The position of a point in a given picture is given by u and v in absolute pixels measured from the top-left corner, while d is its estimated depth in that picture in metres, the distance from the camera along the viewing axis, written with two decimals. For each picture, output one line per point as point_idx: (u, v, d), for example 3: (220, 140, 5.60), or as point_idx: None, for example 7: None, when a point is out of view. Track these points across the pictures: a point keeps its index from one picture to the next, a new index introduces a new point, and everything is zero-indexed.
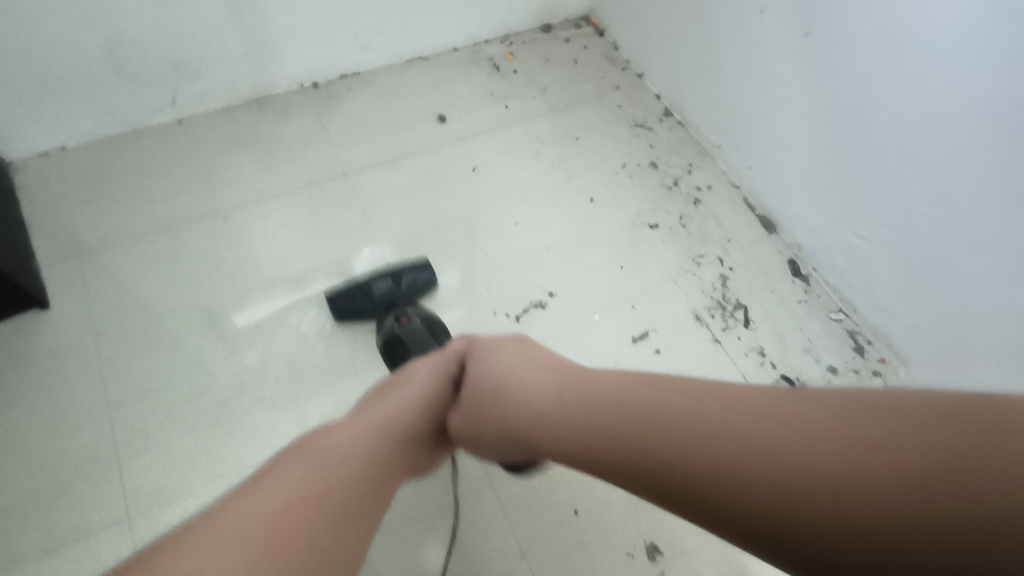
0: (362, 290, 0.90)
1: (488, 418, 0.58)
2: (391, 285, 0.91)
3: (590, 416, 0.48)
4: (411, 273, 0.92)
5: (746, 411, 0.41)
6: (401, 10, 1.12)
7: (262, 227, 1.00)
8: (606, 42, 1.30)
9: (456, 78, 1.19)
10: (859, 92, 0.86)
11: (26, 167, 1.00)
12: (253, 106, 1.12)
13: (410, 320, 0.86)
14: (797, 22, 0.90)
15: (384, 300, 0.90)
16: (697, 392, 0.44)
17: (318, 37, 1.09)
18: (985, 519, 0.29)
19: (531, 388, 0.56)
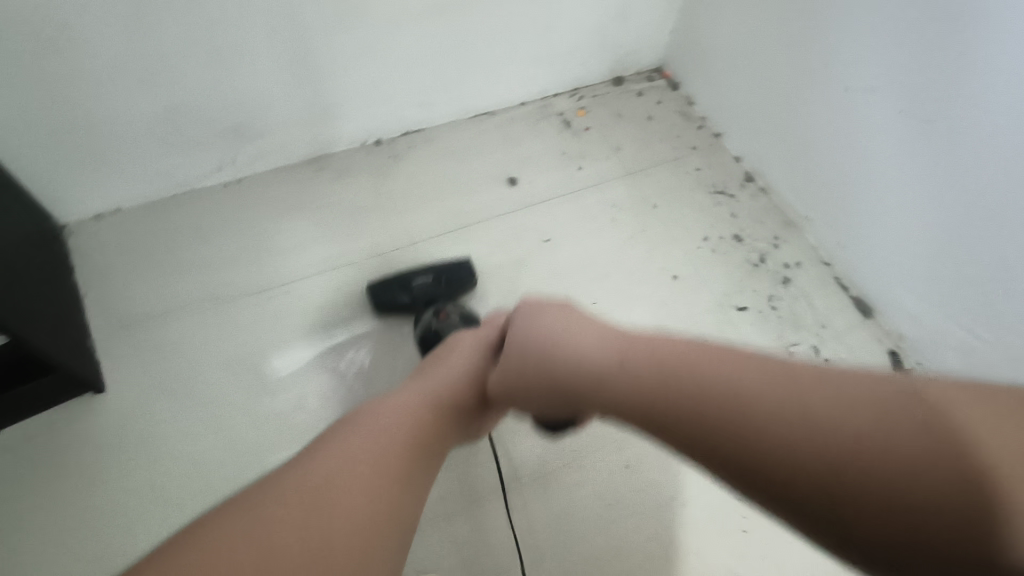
0: (401, 284, 0.91)
1: (518, 376, 0.55)
2: (431, 281, 0.91)
3: (632, 376, 0.45)
4: (451, 272, 0.93)
5: (797, 387, 0.38)
6: (469, 67, 1.06)
7: (326, 302, 0.94)
8: (679, 97, 1.23)
9: (525, 136, 1.14)
10: (978, 183, 0.76)
11: (79, 231, 0.96)
12: (314, 163, 1.07)
13: (448, 315, 0.86)
14: (904, 103, 0.82)
15: (422, 294, 0.90)
16: (736, 358, 0.41)
17: (384, 95, 1.03)
18: (961, 534, 0.29)
19: (563, 352, 0.51)
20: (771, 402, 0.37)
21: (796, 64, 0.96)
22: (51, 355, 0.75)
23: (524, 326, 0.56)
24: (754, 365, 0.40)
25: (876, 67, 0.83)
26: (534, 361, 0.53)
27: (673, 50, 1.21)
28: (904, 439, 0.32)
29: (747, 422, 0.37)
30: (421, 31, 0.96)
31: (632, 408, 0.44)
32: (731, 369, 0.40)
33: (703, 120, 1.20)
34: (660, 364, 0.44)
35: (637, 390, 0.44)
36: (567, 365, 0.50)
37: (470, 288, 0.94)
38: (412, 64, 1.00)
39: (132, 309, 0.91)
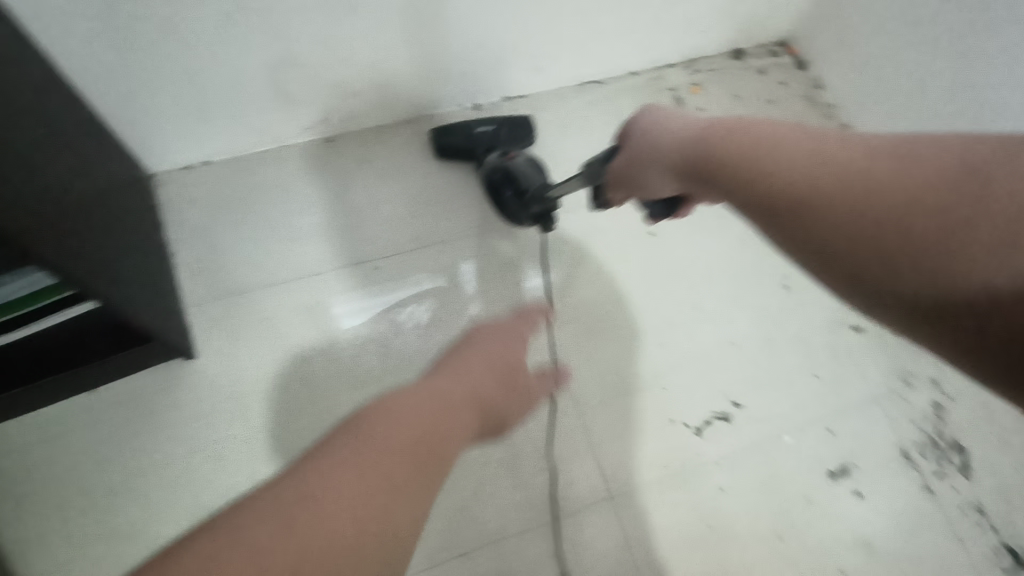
0: (466, 130, 0.95)
1: (641, 166, 0.60)
2: (491, 130, 0.95)
3: (722, 158, 0.51)
4: (512, 124, 0.96)
5: (854, 157, 0.43)
6: (584, 31, 0.96)
7: (416, 287, 0.90)
8: (806, 78, 1.11)
9: (634, 112, 1.05)
10: None
11: (168, 181, 0.93)
12: (406, 126, 1.00)
13: (514, 154, 0.89)
14: None
15: (483, 140, 0.95)
16: (811, 143, 0.46)
17: (491, 57, 0.95)
18: (905, 271, 0.39)
19: (680, 156, 0.55)
20: (819, 167, 0.44)
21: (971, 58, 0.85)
22: (151, 327, 0.73)
23: (647, 135, 0.59)
24: (817, 146, 0.45)
25: None
26: (660, 159, 0.57)
27: (806, 23, 1.08)
28: (923, 202, 0.39)
29: (804, 192, 0.44)
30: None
31: (728, 173, 0.50)
32: (788, 158, 0.46)
33: (830, 109, 1.09)
34: (750, 147, 0.49)
35: (729, 161, 0.50)
36: (683, 168, 0.55)
37: (527, 146, 0.98)
38: (526, 25, 0.91)
39: (223, 273, 0.89)
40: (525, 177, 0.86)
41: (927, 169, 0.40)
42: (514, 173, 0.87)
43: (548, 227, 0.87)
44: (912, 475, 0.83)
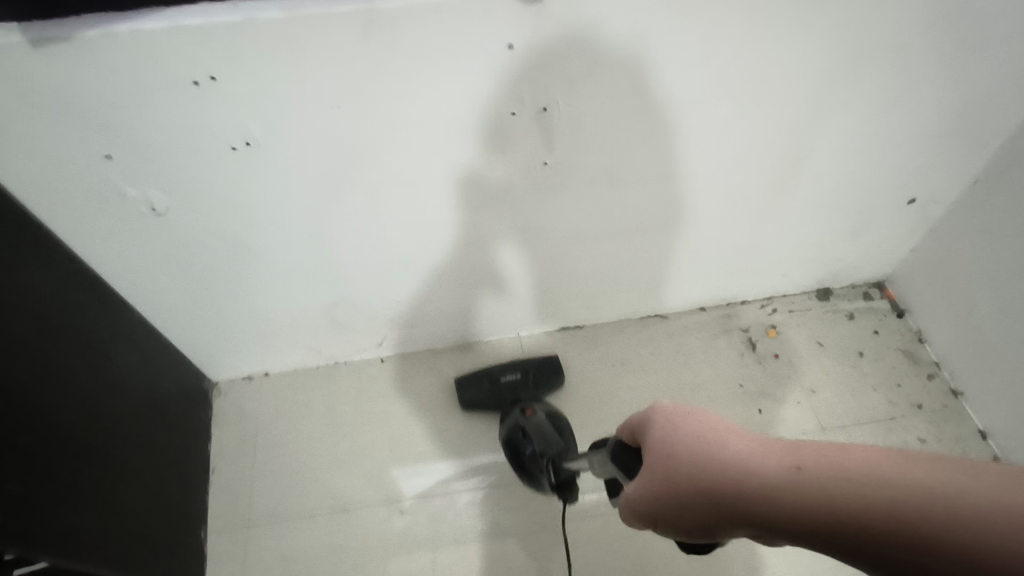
0: (490, 379, 0.91)
1: (677, 491, 0.45)
2: (518, 378, 0.91)
3: (773, 482, 0.41)
4: (540, 369, 0.92)
5: (873, 455, 0.39)
6: (646, 276, 0.93)
7: (488, 469, 0.91)
8: (906, 328, 0.99)
9: (699, 355, 0.98)
10: None
11: (228, 392, 0.98)
12: (460, 350, 1.01)
13: (535, 413, 0.82)
14: None
15: (510, 391, 0.90)
16: (908, 471, 0.38)
17: (548, 296, 0.94)
18: None
19: (732, 480, 0.42)
20: (847, 473, 0.39)
21: None
22: None
23: (668, 445, 0.46)
24: (829, 454, 0.41)
25: None
26: (709, 483, 0.43)
27: (905, 269, 0.98)
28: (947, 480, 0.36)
29: (860, 504, 0.38)
30: (600, 245, 0.85)
31: (791, 503, 0.40)
32: (822, 469, 0.40)
33: (936, 368, 0.94)
34: (804, 465, 0.40)
35: (776, 483, 0.41)
36: (735, 490, 0.42)
37: (555, 388, 0.93)
38: (584, 272, 0.90)
39: (252, 499, 0.89)
40: (541, 438, 0.78)
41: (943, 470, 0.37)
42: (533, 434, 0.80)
43: (569, 496, 0.74)
44: None
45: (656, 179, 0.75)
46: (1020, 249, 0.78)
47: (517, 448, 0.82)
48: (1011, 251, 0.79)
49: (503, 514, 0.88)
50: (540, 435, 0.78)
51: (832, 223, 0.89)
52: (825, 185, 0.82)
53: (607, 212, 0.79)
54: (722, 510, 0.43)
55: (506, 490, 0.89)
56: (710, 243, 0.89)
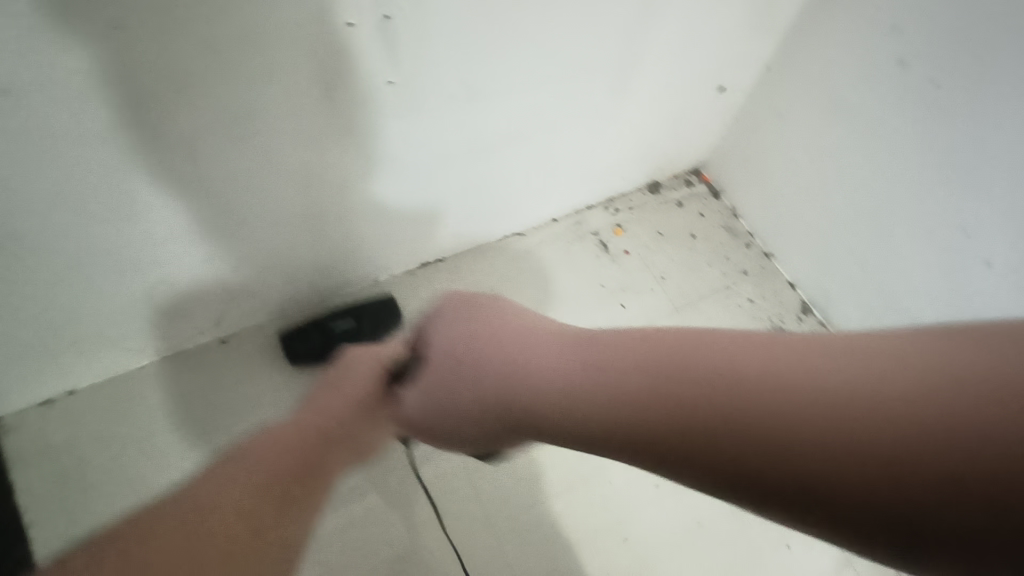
0: (320, 329, 0.85)
1: (461, 379, 0.45)
2: (352, 323, 0.86)
3: (598, 363, 0.36)
4: (374, 311, 0.88)
5: (749, 339, 0.32)
6: (499, 194, 0.90)
7: None
8: (723, 207, 1.10)
9: (559, 265, 0.99)
10: None
11: (19, 426, 0.77)
12: (314, 310, 0.90)
13: None
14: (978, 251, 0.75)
15: (343, 339, 0.85)
16: (753, 343, 0.31)
17: (403, 234, 0.87)
18: None
19: (549, 366, 0.39)
20: (707, 360, 0.31)
21: (884, 209, 0.84)
22: None
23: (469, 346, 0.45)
24: (700, 342, 0.33)
25: (1002, 245, 0.72)
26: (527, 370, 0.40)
27: (716, 154, 1.08)
28: (840, 361, 0.27)
29: (719, 405, 0.29)
30: (453, 170, 0.80)
31: (639, 401, 0.33)
32: (666, 360, 0.33)
33: (750, 237, 1.08)
34: (634, 351, 0.35)
35: (598, 362, 0.37)
36: (557, 385, 0.38)
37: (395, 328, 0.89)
38: (438, 201, 0.84)
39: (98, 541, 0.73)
40: None
41: (844, 347, 0.28)
42: None
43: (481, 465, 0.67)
44: None
45: (503, 89, 0.72)
46: (811, 122, 0.89)
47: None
48: (803, 124, 0.91)
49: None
50: None
51: (660, 118, 0.94)
52: (655, 80, 0.85)
53: (459, 130, 0.74)
54: (552, 414, 0.38)
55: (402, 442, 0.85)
56: (557, 151, 0.88)
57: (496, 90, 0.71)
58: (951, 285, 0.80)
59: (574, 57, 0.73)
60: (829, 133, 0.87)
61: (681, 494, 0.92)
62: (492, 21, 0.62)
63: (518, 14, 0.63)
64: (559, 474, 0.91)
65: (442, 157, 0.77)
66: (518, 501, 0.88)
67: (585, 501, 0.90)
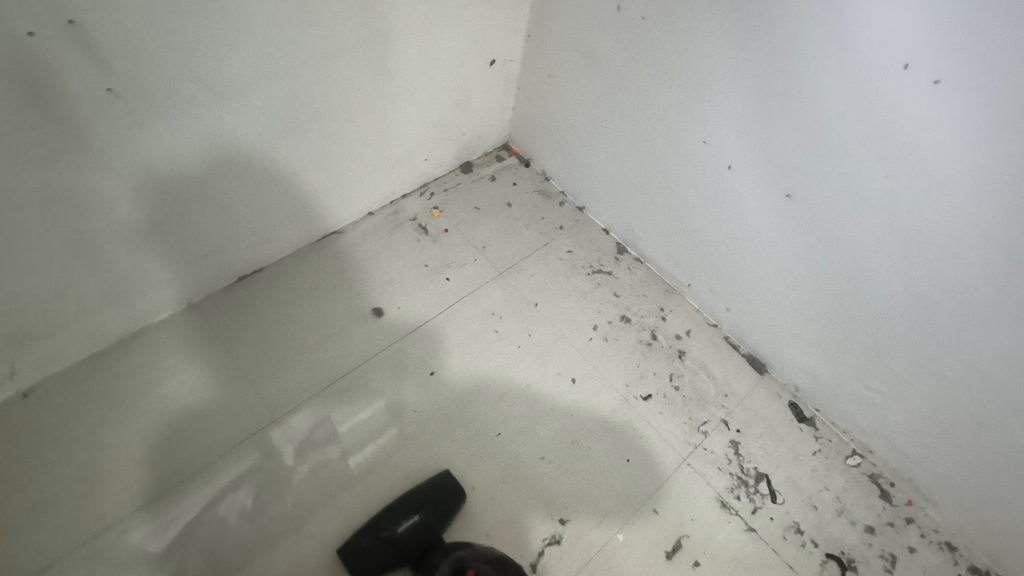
0: (388, 541, 0.76)
1: None
2: (416, 522, 0.77)
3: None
4: (436, 496, 0.80)
5: None
6: (297, 195, 0.93)
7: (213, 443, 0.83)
8: (534, 173, 1.18)
9: (381, 254, 1.02)
10: (845, 230, 0.77)
11: None
12: (126, 348, 0.88)
13: (476, 567, 0.70)
14: (720, 155, 0.85)
15: (414, 540, 0.76)
16: None
17: (204, 248, 0.87)
18: None
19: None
20: None
21: (650, 139, 0.93)
22: None
23: None
24: None
25: (736, 143, 0.82)
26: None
27: (517, 127, 1.16)
28: None
29: None
30: (236, 174, 0.82)
31: None
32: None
33: (563, 196, 1.15)
34: None
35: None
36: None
37: (462, 508, 0.81)
38: (231, 209, 0.85)
39: None
40: None
41: None
42: None
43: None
44: (734, 522, 0.85)
45: (254, 84, 0.74)
46: (574, 78, 0.98)
47: None
48: (571, 81, 0.99)
49: (255, 476, 0.81)
50: None
51: (443, 98, 0.99)
52: (423, 65, 0.91)
53: (222, 133, 0.76)
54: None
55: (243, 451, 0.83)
56: (344, 144, 0.92)
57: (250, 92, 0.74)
58: (712, 192, 0.90)
59: (317, 46, 0.75)
60: (590, 83, 0.96)
61: (535, 444, 0.89)
62: (213, 20, 0.64)
63: (252, 15, 0.66)
64: None
65: (211, 162, 0.78)
66: (350, 484, 0.82)
67: None
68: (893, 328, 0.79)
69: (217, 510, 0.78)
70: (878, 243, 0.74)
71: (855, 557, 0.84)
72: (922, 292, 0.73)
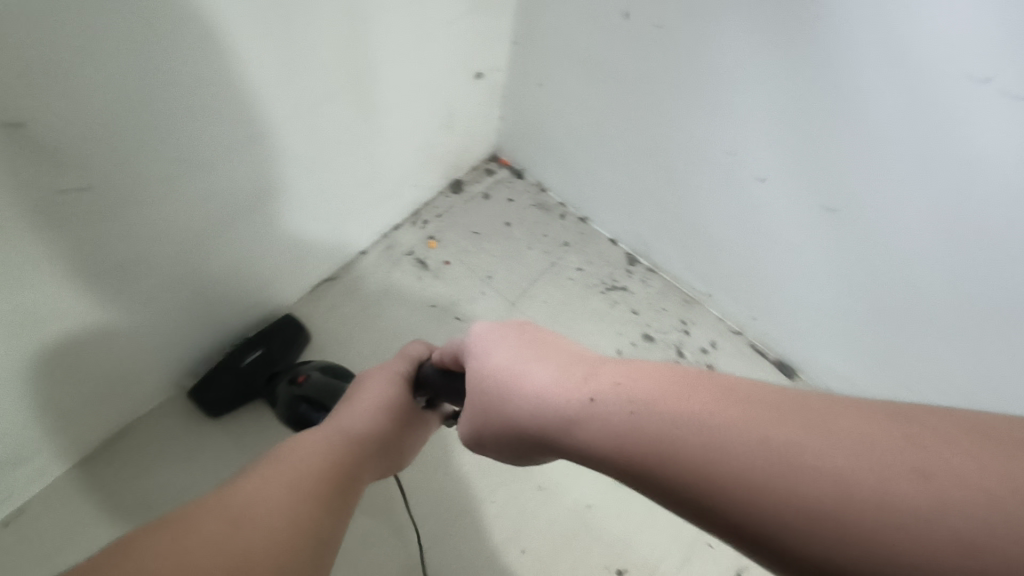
0: (231, 369, 0.80)
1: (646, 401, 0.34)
2: (263, 352, 0.82)
3: (610, 426, 0.35)
4: (277, 330, 0.85)
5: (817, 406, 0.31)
6: (280, 252, 0.82)
7: None
8: (529, 185, 1.09)
9: (381, 299, 0.93)
10: (886, 244, 0.72)
11: None
12: (122, 451, 0.80)
13: (309, 376, 0.78)
14: (743, 165, 0.79)
15: (259, 369, 0.82)
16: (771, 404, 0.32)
17: (189, 329, 0.77)
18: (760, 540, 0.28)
19: (374, 415, 0.56)
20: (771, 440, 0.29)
21: (663, 148, 0.86)
22: None
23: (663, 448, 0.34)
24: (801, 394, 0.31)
25: (762, 155, 0.76)
26: (482, 377, 0.44)
27: (506, 137, 1.06)
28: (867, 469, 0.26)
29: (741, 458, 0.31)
30: (218, 247, 0.71)
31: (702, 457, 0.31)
32: (637, 381, 0.36)
33: (563, 207, 1.08)
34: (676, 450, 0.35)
35: (589, 416, 0.36)
36: (382, 418, 0.56)
37: (305, 340, 0.87)
38: (214, 284, 0.75)
39: None
40: (330, 395, 0.75)
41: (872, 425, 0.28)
42: (316, 395, 0.76)
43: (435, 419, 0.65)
44: None
45: (217, 151, 0.61)
46: (570, 85, 0.89)
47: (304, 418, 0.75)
48: (567, 90, 0.90)
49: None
50: (328, 393, 0.75)
51: (426, 121, 0.89)
52: (405, 88, 0.80)
53: (189, 214, 0.64)
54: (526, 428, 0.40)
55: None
56: (328, 191, 0.81)
57: (214, 163, 0.62)
58: (734, 203, 0.84)
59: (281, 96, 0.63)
60: (590, 90, 0.87)
61: None
62: (179, 90, 0.52)
63: (218, 77, 0.55)
64: (444, 504, 0.87)
65: (182, 245, 0.67)
66: None
67: (478, 526, 0.86)
68: (938, 337, 0.75)
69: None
70: (930, 257, 0.69)
71: None
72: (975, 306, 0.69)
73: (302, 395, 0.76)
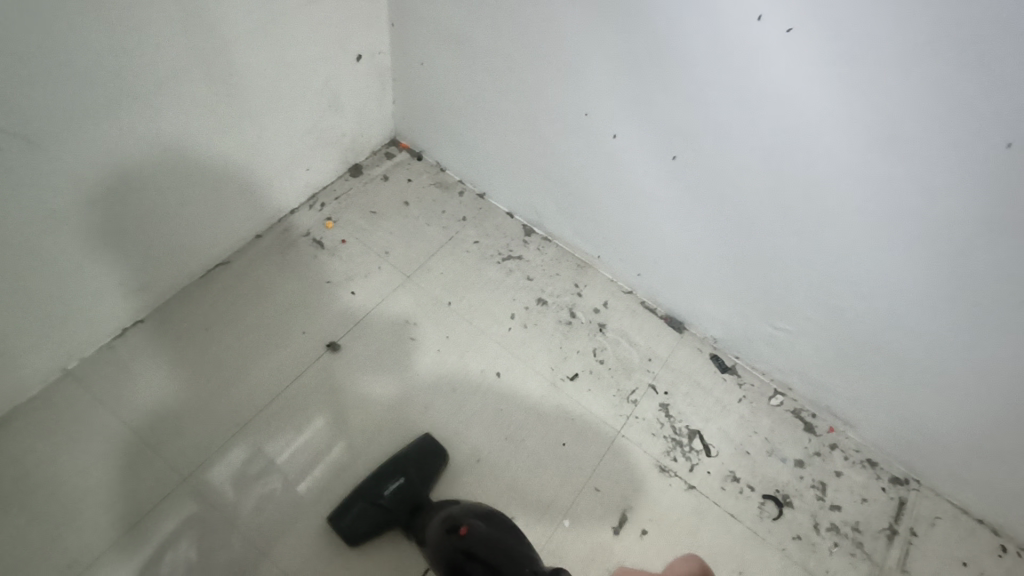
0: (371, 500, 0.78)
1: None
2: (404, 483, 0.79)
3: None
4: (420, 457, 0.82)
5: None
6: (169, 236, 0.84)
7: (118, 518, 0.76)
8: (428, 165, 1.13)
9: (277, 278, 0.96)
10: (729, 184, 0.77)
11: None
12: (5, 436, 0.79)
13: (472, 528, 0.69)
14: (602, 125, 0.83)
15: (400, 501, 0.78)
16: None
17: (72, 309, 0.78)
18: None
19: None
20: None
21: (533, 116, 0.90)
22: None
23: None
24: None
25: (615, 114, 0.81)
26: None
27: (401, 120, 1.10)
28: None
29: None
30: (93, 224, 0.73)
31: None
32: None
33: (461, 184, 1.11)
34: None
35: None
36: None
37: (444, 467, 0.84)
38: (95, 262, 0.77)
39: None
40: (500, 552, 0.65)
41: None
42: (481, 551, 0.66)
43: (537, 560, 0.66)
44: (676, 483, 0.87)
45: (78, 130, 0.64)
46: (445, 65, 0.94)
47: (465, 574, 0.65)
48: (446, 67, 0.94)
49: (194, 520, 0.77)
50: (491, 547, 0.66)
51: (315, 102, 0.92)
52: (283, 71, 0.83)
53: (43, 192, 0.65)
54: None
55: (173, 511, 0.78)
56: (211, 173, 0.84)
57: (77, 141, 0.65)
58: (601, 163, 0.88)
59: (142, 78, 0.66)
60: (462, 69, 0.92)
61: (470, 448, 0.87)
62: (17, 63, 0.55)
63: (62, 52, 0.58)
64: None
65: (40, 218, 0.67)
66: (283, 527, 0.78)
67: None
68: (788, 272, 0.80)
69: (162, 571, 0.74)
70: (767, 192, 0.74)
71: (790, 493, 0.87)
72: (811, 233, 0.74)
73: (452, 536, 0.69)
